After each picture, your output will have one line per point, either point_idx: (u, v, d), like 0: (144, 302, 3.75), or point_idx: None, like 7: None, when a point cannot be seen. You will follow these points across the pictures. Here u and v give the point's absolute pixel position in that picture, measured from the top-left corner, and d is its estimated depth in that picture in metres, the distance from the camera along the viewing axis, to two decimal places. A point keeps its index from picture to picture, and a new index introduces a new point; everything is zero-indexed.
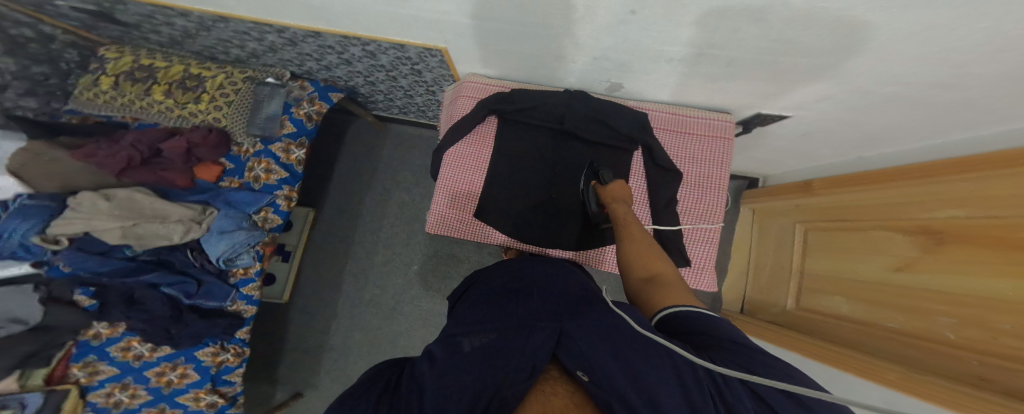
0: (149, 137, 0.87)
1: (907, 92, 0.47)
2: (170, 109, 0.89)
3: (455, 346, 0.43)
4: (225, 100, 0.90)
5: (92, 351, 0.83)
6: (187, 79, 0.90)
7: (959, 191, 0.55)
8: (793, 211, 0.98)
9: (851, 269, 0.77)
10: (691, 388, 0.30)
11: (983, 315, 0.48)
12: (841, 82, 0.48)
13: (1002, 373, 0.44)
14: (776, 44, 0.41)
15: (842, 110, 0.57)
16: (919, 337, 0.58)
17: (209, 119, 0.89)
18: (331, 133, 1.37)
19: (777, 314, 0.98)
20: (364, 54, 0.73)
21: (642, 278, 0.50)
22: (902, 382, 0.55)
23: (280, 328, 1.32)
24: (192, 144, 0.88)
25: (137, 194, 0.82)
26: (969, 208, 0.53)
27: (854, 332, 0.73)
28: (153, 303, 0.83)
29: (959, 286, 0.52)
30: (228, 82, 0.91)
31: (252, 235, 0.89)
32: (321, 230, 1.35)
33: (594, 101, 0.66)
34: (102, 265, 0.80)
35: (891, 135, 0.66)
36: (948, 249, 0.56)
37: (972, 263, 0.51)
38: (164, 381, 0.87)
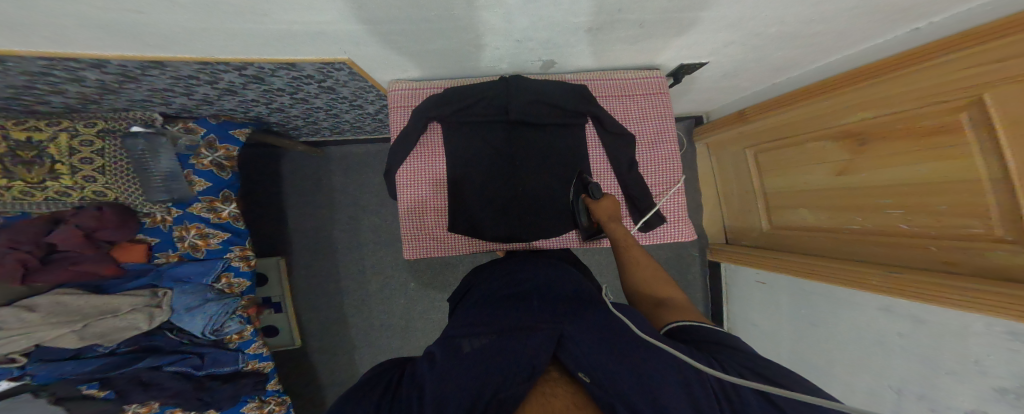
0: (28, 233, 0.67)
1: (791, 30, 0.50)
2: (24, 193, 0.65)
3: (454, 347, 0.41)
4: (94, 167, 0.70)
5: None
6: (18, 148, 0.64)
7: (874, 96, 0.60)
8: (740, 139, 1.01)
9: (802, 182, 0.82)
10: (697, 389, 0.31)
11: (923, 200, 0.56)
12: (738, 28, 0.48)
13: (970, 256, 0.51)
14: (677, 1, 0.39)
15: (750, 51, 0.58)
16: (885, 233, 0.64)
17: (87, 194, 0.70)
18: (271, 174, 1.27)
19: (756, 238, 1.04)
20: (246, 79, 0.63)
21: (651, 304, 0.51)
22: (888, 286, 0.60)
23: (304, 376, 1.29)
24: (90, 229, 0.71)
25: (64, 298, 0.72)
26: (875, 109, 0.61)
27: (826, 240, 0.79)
28: (167, 381, 0.81)
29: (903, 178, 0.58)
30: (82, 141, 0.69)
31: (226, 303, 0.87)
32: (299, 273, 1.28)
33: (527, 82, 0.63)
34: (82, 366, 0.74)
35: (799, 61, 0.67)
36: (874, 148, 0.63)
37: (904, 155, 0.57)
38: None
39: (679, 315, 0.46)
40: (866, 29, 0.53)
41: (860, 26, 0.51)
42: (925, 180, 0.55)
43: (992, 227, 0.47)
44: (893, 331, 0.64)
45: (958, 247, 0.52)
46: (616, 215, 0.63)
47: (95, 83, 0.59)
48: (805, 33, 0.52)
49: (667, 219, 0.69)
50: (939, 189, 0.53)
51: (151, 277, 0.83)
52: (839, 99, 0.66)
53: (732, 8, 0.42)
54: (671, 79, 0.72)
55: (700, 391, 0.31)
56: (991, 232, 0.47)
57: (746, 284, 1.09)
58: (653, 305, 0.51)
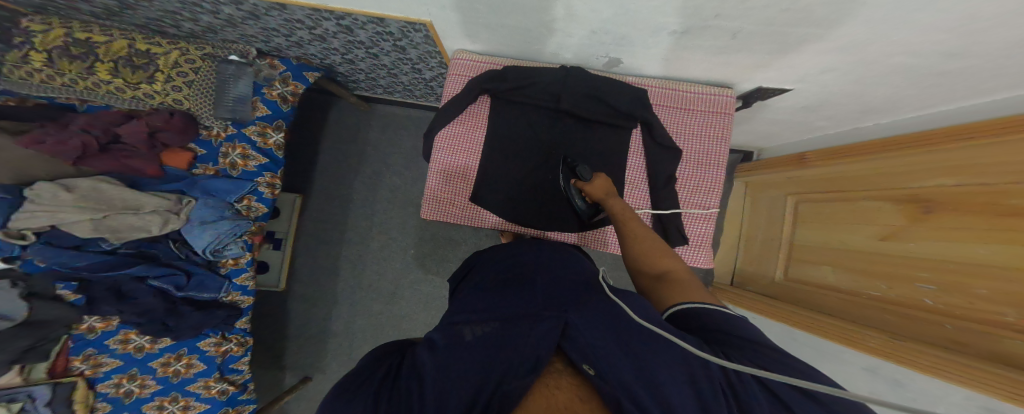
0: (103, 121, 0.80)
1: (914, 62, 0.44)
2: (120, 89, 0.76)
3: (457, 333, 0.41)
4: (186, 81, 0.79)
5: (91, 344, 0.85)
6: (134, 55, 0.76)
7: (968, 161, 0.55)
8: (786, 183, 0.99)
9: (839, 239, 0.80)
10: (702, 382, 0.32)
11: (961, 281, 0.54)
12: (847, 53, 0.45)
13: (985, 338, 0.49)
14: (792, 13, 0.38)
15: (847, 83, 0.54)
16: (903, 305, 0.63)
17: (168, 101, 0.79)
18: (316, 116, 1.32)
19: (766, 285, 1.02)
20: (338, 29, 0.68)
21: (652, 278, 0.52)
22: (883, 348, 0.61)
23: (280, 317, 1.32)
24: (155, 129, 0.81)
25: (102, 185, 0.79)
26: (960, 176, 0.56)
27: (837, 301, 0.78)
28: (143, 296, 0.84)
29: (951, 254, 0.55)
30: (185, 60, 0.79)
31: (239, 224, 0.88)
32: (310, 216, 1.32)
33: (590, 77, 0.63)
34: (78, 259, 0.79)
35: (895, 106, 0.62)
36: (935, 217, 0.59)
37: (959, 230, 0.55)
38: (171, 371, 0.90)
39: (682, 296, 0.46)
40: (961, 86, 0.50)
41: (953, 84, 0.49)
42: (975, 261, 0.52)
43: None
44: (867, 390, 0.64)
45: (975, 329, 0.50)
46: (612, 191, 0.60)
47: (226, 16, 0.70)
48: (894, 77, 0.50)
49: (689, 241, 0.69)
50: (985, 271, 0.50)
51: (184, 184, 0.88)
52: (912, 160, 0.64)
53: (845, 30, 0.39)
54: (740, 103, 0.70)
55: (708, 391, 0.31)
56: (1020, 322, 0.45)
57: None
58: (653, 278, 0.51)
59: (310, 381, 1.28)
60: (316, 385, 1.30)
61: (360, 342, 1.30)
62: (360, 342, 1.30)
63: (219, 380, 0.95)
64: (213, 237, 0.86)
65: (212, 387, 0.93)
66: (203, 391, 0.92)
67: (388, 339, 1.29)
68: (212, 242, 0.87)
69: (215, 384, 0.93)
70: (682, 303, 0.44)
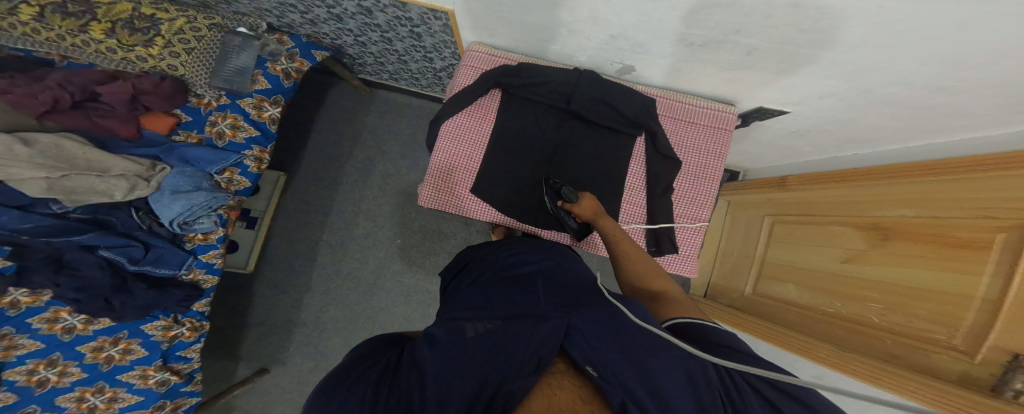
0: (81, 79, 0.75)
1: (902, 94, 0.47)
2: (112, 50, 0.76)
3: (457, 329, 0.41)
4: (185, 48, 0.80)
5: (9, 323, 0.74)
6: (134, 18, 0.77)
7: (928, 194, 0.60)
8: (765, 205, 1.04)
9: (805, 260, 0.85)
10: (700, 385, 0.33)
11: (905, 301, 0.59)
12: (850, 79, 0.48)
13: (919, 353, 0.55)
14: (806, 34, 0.40)
15: (839, 109, 0.58)
16: (853, 320, 0.69)
17: (162, 65, 0.79)
18: (313, 95, 1.28)
19: (736, 298, 1.09)
20: (357, 8, 0.68)
21: (651, 298, 0.55)
22: (832, 358, 0.66)
23: (244, 301, 1.26)
24: (139, 91, 0.78)
25: (65, 143, 0.72)
26: (918, 208, 0.61)
27: (798, 316, 0.84)
28: (87, 269, 0.75)
29: (900, 278, 0.61)
30: (189, 27, 0.80)
31: (215, 197, 0.83)
32: (292, 197, 1.27)
33: (601, 81, 0.65)
34: (21, 221, 0.72)
35: (877, 137, 0.67)
36: (892, 243, 0.64)
37: (909, 257, 0.60)
38: (102, 357, 0.81)
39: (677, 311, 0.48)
40: (934, 126, 0.55)
41: (927, 122, 0.54)
42: (920, 286, 0.57)
43: (953, 337, 0.50)
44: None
45: (910, 344, 0.57)
46: (598, 212, 0.62)
47: None
48: (874, 108, 0.54)
49: (679, 251, 0.71)
50: (928, 295, 0.55)
51: (161, 151, 0.83)
52: (884, 190, 0.69)
53: (856, 55, 0.42)
54: (739, 122, 0.75)
55: (706, 393, 0.33)
56: (949, 339, 0.51)
57: None
58: (652, 298, 0.54)
59: (266, 374, 1.21)
60: (272, 378, 1.23)
61: (329, 333, 1.25)
62: (329, 333, 1.25)
63: (159, 370, 0.87)
64: (182, 209, 0.80)
65: (150, 377, 0.86)
66: (137, 381, 0.84)
67: (361, 331, 1.25)
68: (181, 214, 0.80)
69: (153, 373, 0.86)
70: (680, 318, 0.47)
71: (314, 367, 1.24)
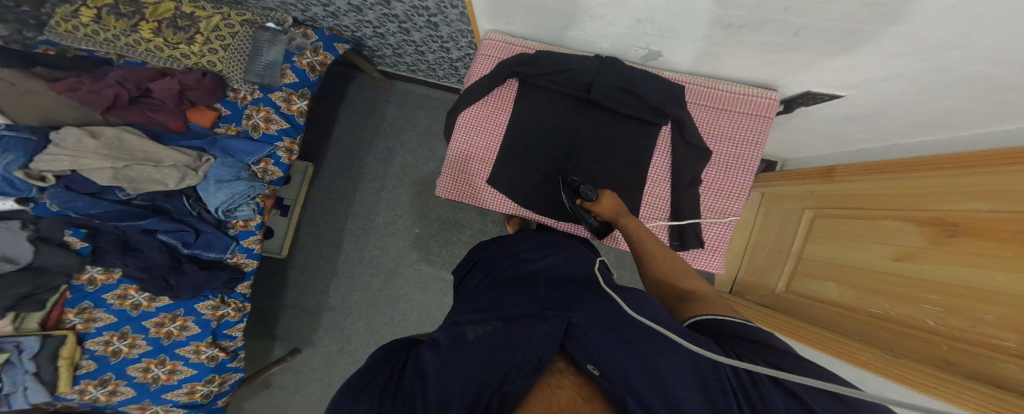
0: (136, 77, 0.82)
1: (992, 73, 0.41)
2: (159, 48, 0.82)
3: (457, 333, 0.42)
4: (221, 44, 0.85)
5: (89, 297, 0.85)
6: (179, 18, 0.83)
7: (1003, 186, 0.52)
8: (806, 198, 0.97)
9: (850, 257, 0.79)
10: (713, 383, 0.32)
11: (968, 305, 0.54)
12: (915, 56, 0.43)
13: (982, 362, 0.50)
14: (874, 8, 0.36)
15: (903, 90, 0.52)
16: (905, 325, 0.63)
17: (203, 62, 0.84)
18: (338, 88, 1.32)
19: (765, 296, 1.03)
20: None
21: (675, 297, 0.52)
22: (877, 363, 0.61)
23: (278, 285, 1.35)
24: (185, 87, 0.84)
25: (126, 135, 0.80)
26: (990, 201, 0.54)
27: (838, 317, 0.78)
28: (149, 250, 0.85)
29: (964, 279, 0.55)
30: (225, 25, 0.86)
31: (253, 187, 0.89)
32: (320, 187, 1.33)
33: (624, 68, 0.62)
34: (92, 206, 0.80)
35: (940, 122, 0.60)
36: (958, 241, 0.58)
37: (979, 257, 0.53)
38: (163, 332, 0.90)
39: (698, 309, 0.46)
40: (1008, 109, 0.49)
41: (1007, 106, 0.48)
42: (988, 288, 0.51)
43: (1022, 344, 0.45)
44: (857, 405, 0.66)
45: (970, 351, 0.52)
46: (620, 209, 0.61)
47: None
48: (943, 89, 0.48)
49: (704, 245, 0.68)
50: (995, 298, 0.50)
51: (205, 143, 0.89)
52: (949, 182, 0.62)
53: (913, 27, 0.37)
54: (781, 109, 0.69)
55: (718, 389, 0.31)
56: (1017, 347, 0.46)
57: None
58: (677, 298, 0.52)
59: (299, 353, 1.30)
60: (304, 358, 1.32)
61: (354, 317, 1.32)
62: (354, 317, 1.32)
63: (210, 346, 0.95)
64: (227, 197, 0.86)
65: (202, 352, 0.93)
66: (192, 355, 0.92)
67: (384, 316, 1.31)
68: (225, 202, 0.87)
69: (204, 349, 0.93)
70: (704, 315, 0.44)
71: (341, 349, 1.31)
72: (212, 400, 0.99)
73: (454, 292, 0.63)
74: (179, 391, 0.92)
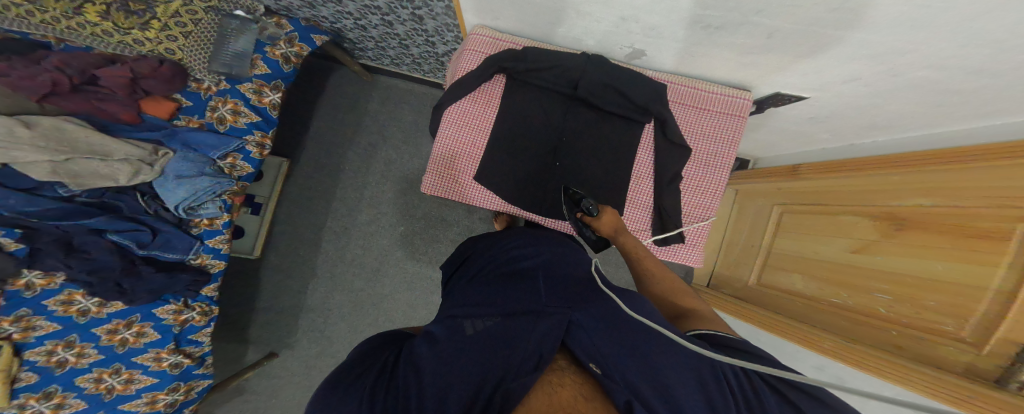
0: (81, 61, 0.74)
1: (935, 78, 0.45)
2: (109, 33, 0.76)
3: (457, 327, 0.43)
4: (182, 31, 0.79)
5: (27, 304, 0.77)
6: (131, 1, 0.75)
7: (946, 183, 0.59)
8: (773, 194, 1.04)
9: (814, 251, 0.84)
10: (713, 388, 0.34)
11: (915, 293, 0.59)
12: (872, 63, 0.46)
13: (937, 348, 0.54)
14: (837, 14, 0.38)
15: (861, 95, 0.56)
16: (856, 312, 0.70)
17: (159, 49, 0.79)
18: (312, 80, 1.25)
19: (739, 289, 1.09)
20: None
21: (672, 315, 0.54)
22: (836, 350, 0.67)
23: (252, 287, 1.28)
24: (138, 75, 0.77)
25: (68, 125, 0.72)
26: (935, 197, 0.60)
27: (803, 305, 0.84)
28: (97, 252, 0.77)
29: (911, 268, 0.60)
30: (186, 10, 0.78)
31: (218, 183, 0.84)
32: (295, 184, 1.27)
33: (609, 66, 0.63)
34: (30, 204, 0.74)
35: (897, 124, 0.65)
36: (906, 235, 0.63)
37: (924, 248, 0.59)
38: (117, 340, 0.83)
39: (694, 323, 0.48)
40: (958, 111, 0.53)
41: (959, 107, 0.52)
42: (933, 277, 0.56)
43: (962, 329, 0.51)
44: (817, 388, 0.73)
45: (919, 338, 0.57)
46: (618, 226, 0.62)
47: None
48: (899, 94, 0.52)
49: (685, 240, 0.71)
50: (939, 287, 0.55)
51: (162, 135, 0.82)
52: (899, 179, 0.68)
53: (887, 35, 0.39)
54: (754, 108, 0.72)
55: (716, 391, 0.33)
56: (956, 331, 0.52)
57: None
58: (675, 315, 0.54)
59: (275, 357, 1.24)
60: (281, 362, 1.26)
61: (335, 318, 1.28)
62: (336, 318, 1.28)
63: (172, 353, 0.89)
64: (188, 193, 0.81)
65: (164, 360, 0.87)
66: (152, 363, 0.86)
67: (367, 317, 1.28)
68: (187, 198, 0.82)
69: (166, 356, 0.88)
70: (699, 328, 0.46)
71: (322, 351, 1.27)
72: (178, 409, 0.94)
73: (443, 289, 0.63)
74: (138, 402, 0.85)
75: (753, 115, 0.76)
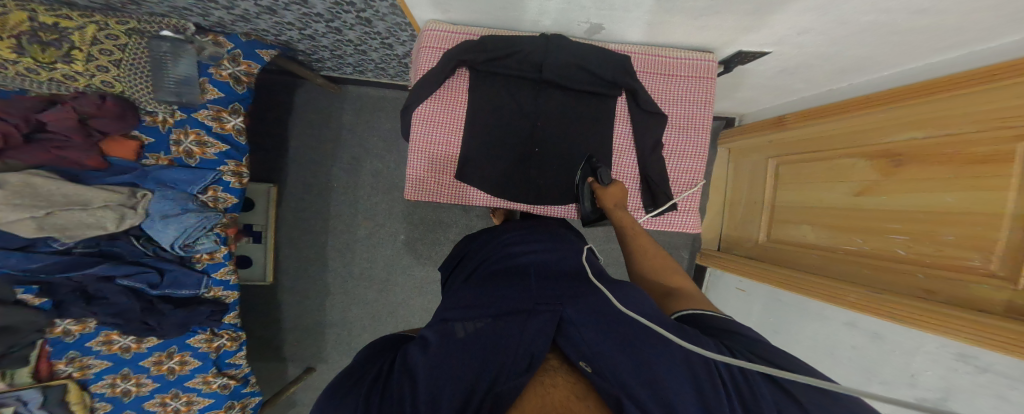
0: (19, 107, 0.69)
1: (888, 20, 0.44)
2: (32, 70, 0.66)
3: (447, 330, 0.40)
4: (111, 60, 0.70)
5: (71, 347, 0.83)
6: (41, 30, 0.65)
7: (928, 114, 0.58)
8: (767, 148, 1.02)
9: (816, 198, 0.84)
10: (704, 381, 0.32)
11: (931, 229, 0.58)
12: (823, 13, 0.45)
13: (954, 286, 0.53)
14: None
15: (822, 44, 0.55)
16: (876, 258, 0.67)
17: (94, 82, 0.70)
18: (280, 99, 1.23)
19: (750, 248, 1.07)
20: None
21: (660, 294, 0.53)
22: (866, 304, 0.63)
23: (271, 312, 1.28)
24: (86, 115, 0.72)
25: (36, 179, 0.70)
26: (928, 129, 0.59)
27: (819, 259, 0.81)
28: (115, 297, 0.80)
29: (922, 204, 0.59)
30: (105, 34, 0.69)
31: (206, 217, 0.82)
32: (289, 206, 1.25)
33: (569, 44, 0.60)
34: (27, 261, 0.72)
35: (870, 66, 0.63)
36: (906, 169, 0.63)
37: (928, 182, 0.58)
38: (164, 369, 0.89)
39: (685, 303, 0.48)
40: (933, 45, 0.52)
41: (929, 42, 0.50)
42: (946, 210, 0.55)
43: (989, 262, 0.48)
44: (849, 344, 0.71)
45: (948, 277, 0.54)
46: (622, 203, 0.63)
47: None
48: (871, 37, 0.51)
49: (678, 207, 0.70)
50: (952, 219, 0.54)
51: (135, 176, 0.81)
52: (882, 117, 0.67)
53: None
54: (722, 69, 0.70)
55: (707, 381, 0.32)
56: (985, 266, 0.49)
57: (727, 291, 1.14)
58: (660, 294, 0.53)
59: (313, 372, 1.27)
60: (320, 375, 1.30)
61: (358, 330, 1.29)
62: (358, 330, 1.29)
63: (218, 376, 0.93)
64: (179, 232, 0.80)
65: (212, 382, 0.92)
66: (203, 387, 0.91)
67: (387, 326, 1.28)
68: (179, 237, 0.80)
69: (213, 379, 0.92)
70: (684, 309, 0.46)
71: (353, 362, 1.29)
72: None
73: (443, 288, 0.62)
74: None
75: (722, 76, 0.75)
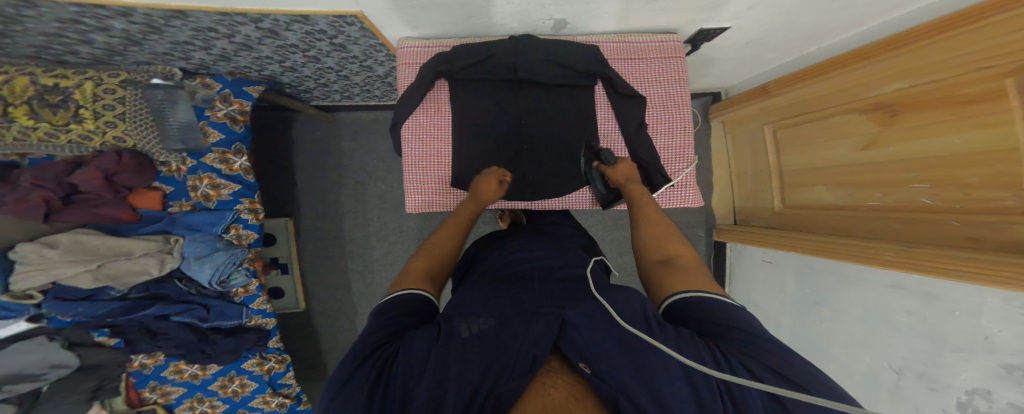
0: (51, 172, 0.72)
1: None
2: (53, 134, 0.67)
3: (451, 328, 0.40)
4: (116, 114, 0.72)
5: (151, 377, 0.96)
6: (45, 92, 0.65)
7: (918, 63, 0.56)
8: (759, 115, 0.99)
9: (823, 157, 0.81)
10: (701, 386, 0.31)
11: (951, 167, 0.54)
12: None
13: (990, 229, 0.49)
14: None
15: (774, 15, 0.56)
16: (907, 211, 0.62)
17: (109, 140, 0.73)
18: (283, 135, 1.29)
19: (768, 217, 1.03)
20: (262, 33, 0.64)
21: (658, 260, 0.50)
22: (903, 260, 0.59)
23: (307, 336, 1.35)
24: (109, 172, 0.76)
25: (83, 237, 0.77)
26: (911, 79, 0.58)
27: (841, 219, 0.78)
28: (174, 332, 0.86)
29: (935, 149, 0.56)
30: (104, 90, 0.70)
31: (234, 253, 0.89)
32: (307, 236, 1.31)
33: (540, 43, 0.61)
34: (94, 309, 0.77)
35: (855, 15, 0.60)
36: (906, 117, 0.61)
37: (933, 126, 0.56)
38: (230, 391, 1.01)
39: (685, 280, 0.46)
40: None
41: None
42: (958, 152, 0.52)
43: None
44: (902, 308, 0.64)
45: (981, 221, 0.50)
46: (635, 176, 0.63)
47: (120, 32, 0.61)
48: None
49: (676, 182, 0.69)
50: (969, 161, 0.51)
51: (165, 224, 0.88)
52: (874, 67, 0.64)
53: None
54: (689, 47, 0.70)
55: (703, 384, 0.31)
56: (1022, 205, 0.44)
57: (753, 264, 1.11)
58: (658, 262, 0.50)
59: None
60: None
61: None
62: None
63: (274, 395, 1.06)
64: (213, 270, 0.86)
65: (270, 401, 1.06)
66: (264, 405, 1.05)
67: None
68: (214, 275, 0.87)
69: (271, 398, 1.05)
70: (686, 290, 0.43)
71: None
72: None
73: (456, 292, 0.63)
74: None
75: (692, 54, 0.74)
